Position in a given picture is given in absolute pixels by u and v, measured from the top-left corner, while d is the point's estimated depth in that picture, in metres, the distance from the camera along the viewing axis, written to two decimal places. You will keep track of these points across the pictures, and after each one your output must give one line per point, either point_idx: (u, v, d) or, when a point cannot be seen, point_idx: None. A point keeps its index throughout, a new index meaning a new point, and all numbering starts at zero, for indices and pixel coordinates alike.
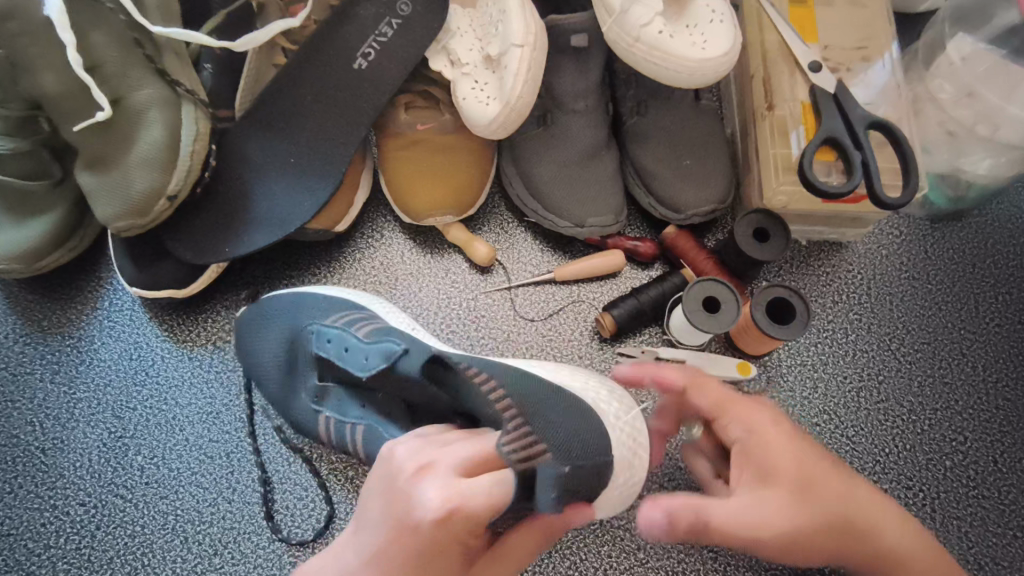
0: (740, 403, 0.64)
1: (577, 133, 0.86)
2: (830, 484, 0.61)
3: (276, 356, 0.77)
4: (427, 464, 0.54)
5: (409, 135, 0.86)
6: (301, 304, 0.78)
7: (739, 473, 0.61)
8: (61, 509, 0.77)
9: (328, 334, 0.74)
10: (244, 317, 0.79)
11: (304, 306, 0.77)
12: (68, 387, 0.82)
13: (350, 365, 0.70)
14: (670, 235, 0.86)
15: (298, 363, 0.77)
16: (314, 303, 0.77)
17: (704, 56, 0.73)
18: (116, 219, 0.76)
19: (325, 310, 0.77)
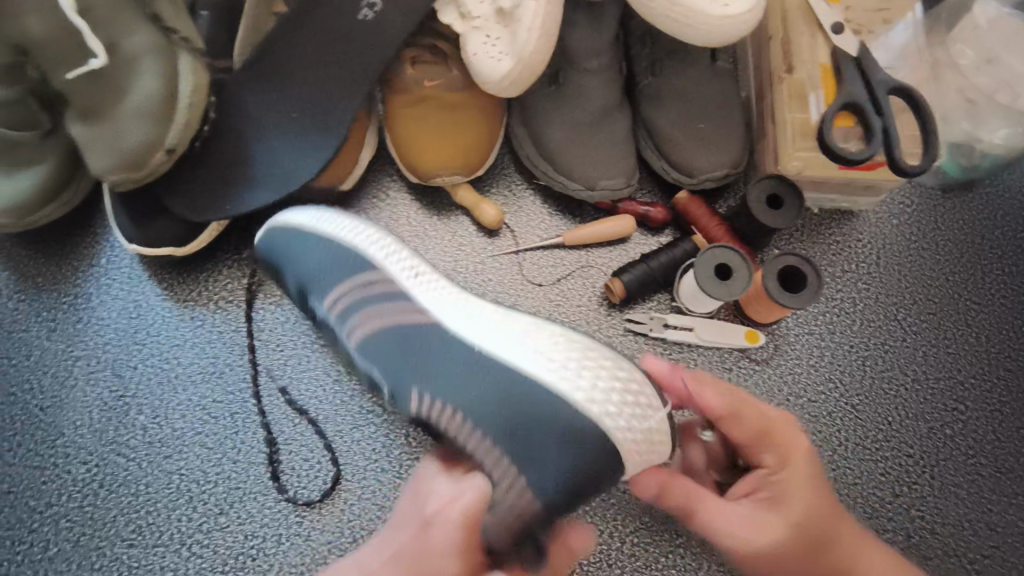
0: (778, 430, 0.63)
1: (589, 93, 0.84)
2: (828, 525, 0.61)
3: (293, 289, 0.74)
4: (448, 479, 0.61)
5: (417, 92, 0.83)
6: (297, 262, 0.72)
7: (754, 486, 0.63)
8: (62, 468, 0.75)
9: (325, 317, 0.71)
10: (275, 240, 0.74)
11: (306, 263, 0.71)
12: (66, 345, 0.80)
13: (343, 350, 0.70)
14: (683, 201, 0.84)
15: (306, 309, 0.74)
16: (313, 267, 0.71)
17: (725, 14, 0.70)
18: (111, 172, 0.73)
19: (329, 285, 0.70)
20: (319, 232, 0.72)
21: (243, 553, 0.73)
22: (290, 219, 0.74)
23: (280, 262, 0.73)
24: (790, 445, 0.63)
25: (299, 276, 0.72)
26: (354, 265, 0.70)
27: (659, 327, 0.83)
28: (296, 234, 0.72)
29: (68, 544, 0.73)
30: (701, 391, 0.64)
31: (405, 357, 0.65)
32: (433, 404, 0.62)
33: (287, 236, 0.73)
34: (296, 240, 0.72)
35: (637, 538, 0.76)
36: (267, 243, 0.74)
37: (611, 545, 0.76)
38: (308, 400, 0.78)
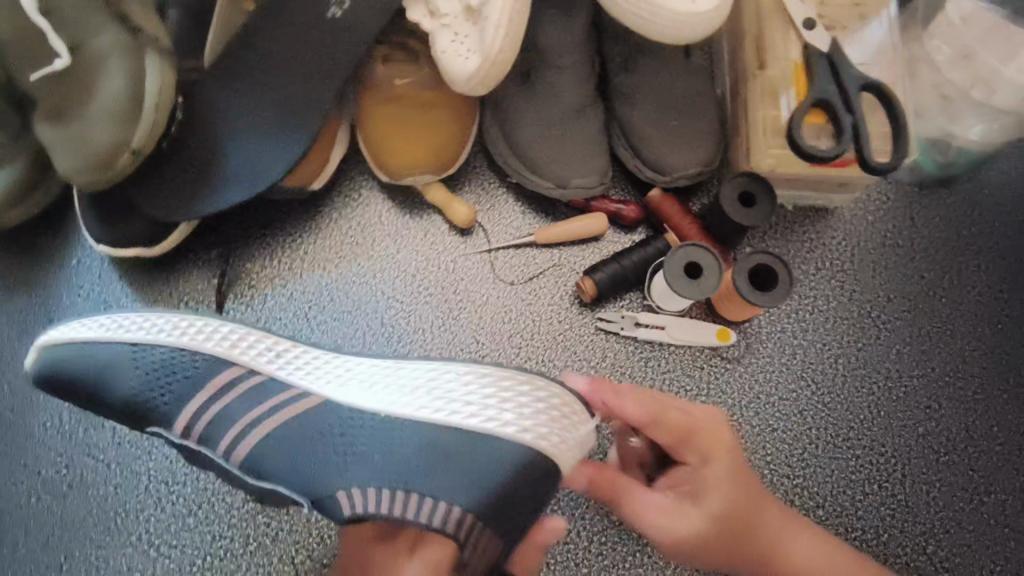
0: (702, 432, 0.64)
1: (561, 91, 0.83)
2: (745, 514, 0.65)
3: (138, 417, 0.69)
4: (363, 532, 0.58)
5: (388, 90, 0.83)
6: (115, 391, 0.68)
7: (676, 479, 0.65)
8: (33, 469, 0.76)
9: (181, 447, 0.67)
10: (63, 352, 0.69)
11: (120, 384, 0.67)
12: (37, 346, 0.80)
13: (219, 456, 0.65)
14: (655, 199, 0.84)
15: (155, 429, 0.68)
16: (155, 380, 0.67)
17: (693, 10, 0.69)
18: (79, 174, 0.72)
19: (171, 401, 0.67)
20: (94, 343, 0.68)
21: (211, 553, 0.74)
22: (40, 340, 0.70)
23: (93, 390, 0.69)
24: (712, 444, 0.64)
25: (132, 402, 0.68)
26: (193, 372, 0.67)
27: (631, 326, 0.83)
28: (122, 347, 0.68)
29: (38, 545, 0.74)
30: (622, 402, 0.64)
31: (307, 447, 0.63)
32: (364, 494, 0.58)
33: (63, 363, 0.68)
34: (119, 358, 0.68)
35: (605, 537, 0.76)
36: (47, 371, 0.69)
37: (578, 545, 0.76)
38: None
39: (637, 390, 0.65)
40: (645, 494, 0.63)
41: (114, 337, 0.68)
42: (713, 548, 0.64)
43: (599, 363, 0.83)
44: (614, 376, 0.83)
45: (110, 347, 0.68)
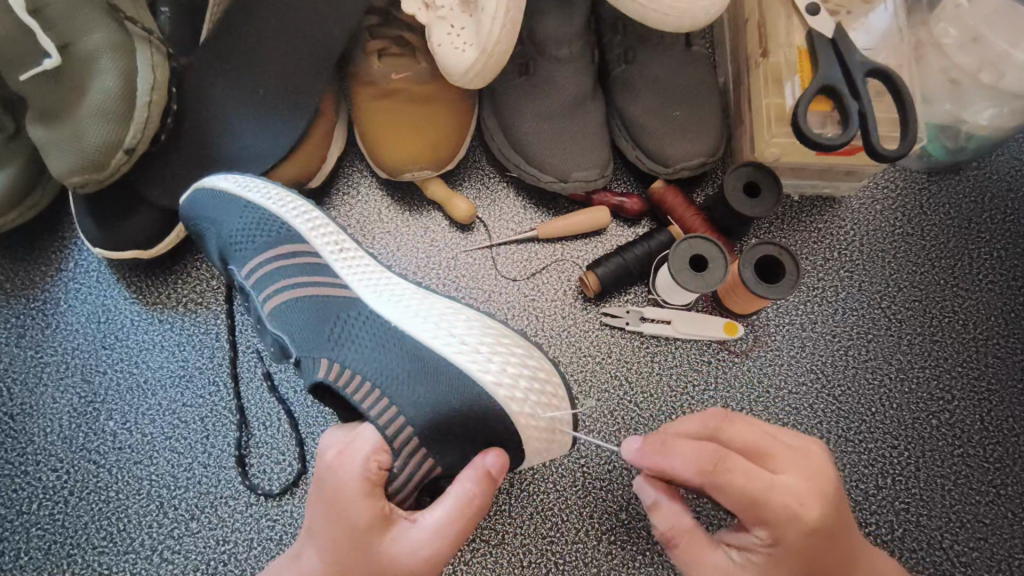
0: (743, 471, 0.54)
1: (560, 83, 0.82)
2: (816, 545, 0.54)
3: (231, 228, 0.71)
4: (340, 451, 0.58)
5: (383, 85, 0.81)
6: (217, 225, 0.72)
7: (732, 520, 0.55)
8: (33, 476, 0.75)
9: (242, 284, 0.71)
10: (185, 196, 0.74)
11: (221, 229, 0.72)
12: (35, 351, 0.79)
13: (276, 278, 0.69)
14: (657, 190, 0.82)
15: (232, 232, 0.71)
16: (254, 234, 0.71)
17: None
18: (69, 174, 0.71)
19: (246, 251, 0.71)
20: (259, 207, 0.72)
21: (214, 557, 0.73)
22: (208, 181, 0.73)
23: (206, 224, 0.73)
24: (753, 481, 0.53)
25: (229, 237, 0.71)
26: (275, 233, 0.71)
27: (636, 321, 0.82)
28: (235, 216, 0.71)
29: (39, 552, 0.73)
30: (673, 452, 0.57)
31: (321, 327, 0.66)
32: (340, 371, 0.62)
33: (222, 199, 0.72)
34: (214, 182, 0.73)
35: (614, 535, 0.75)
36: (183, 206, 0.74)
37: (586, 543, 0.75)
38: (282, 395, 0.78)
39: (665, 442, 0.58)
40: (708, 552, 0.58)
41: (274, 215, 0.71)
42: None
43: (604, 359, 0.82)
44: (620, 372, 0.82)
45: (264, 214, 0.71)
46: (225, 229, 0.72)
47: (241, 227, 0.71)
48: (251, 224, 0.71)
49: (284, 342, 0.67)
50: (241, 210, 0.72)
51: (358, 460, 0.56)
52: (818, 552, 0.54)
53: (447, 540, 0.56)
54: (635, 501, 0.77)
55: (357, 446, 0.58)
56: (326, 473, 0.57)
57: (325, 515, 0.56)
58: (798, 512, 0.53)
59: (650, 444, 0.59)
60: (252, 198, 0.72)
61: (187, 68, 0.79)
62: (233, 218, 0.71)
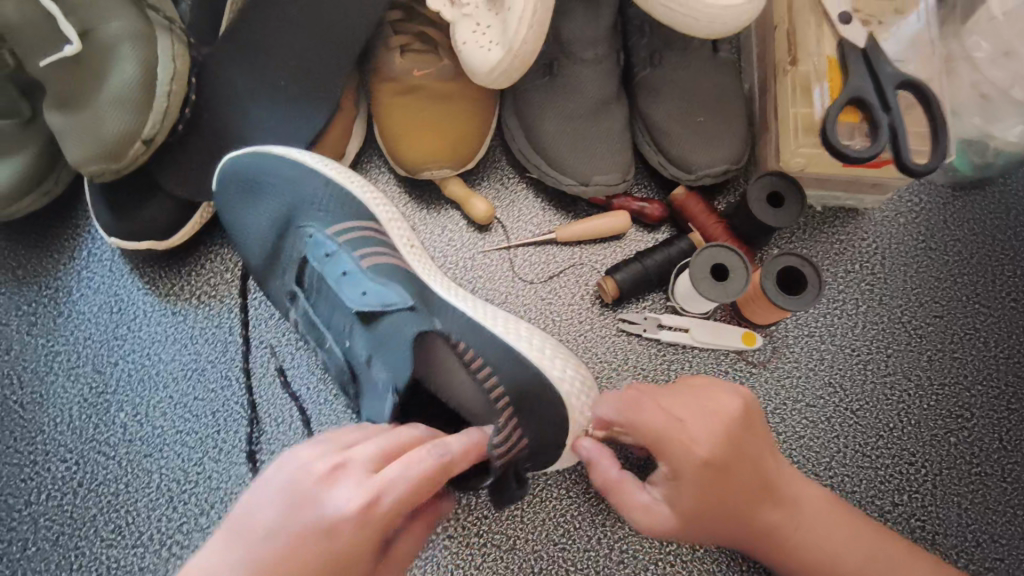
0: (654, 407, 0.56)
1: (584, 84, 0.81)
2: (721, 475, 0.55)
3: (312, 195, 0.72)
4: (339, 466, 0.49)
5: (405, 82, 0.80)
6: (294, 188, 0.72)
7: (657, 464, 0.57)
8: (42, 466, 0.74)
9: (324, 243, 0.69)
10: (257, 155, 0.73)
11: (297, 192, 0.72)
12: (46, 339, 0.78)
13: (368, 243, 0.69)
14: (678, 197, 0.82)
15: (314, 199, 0.71)
16: (338, 202, 0.71)
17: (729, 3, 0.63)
18: (89, 162, 0.70)
19: (325, 214, 0.71)
20: (340, 181, 0.72)
21: None
22: (287, 153, 0.73)
23: (280, 186, 0.72)
24: (654, 416, 0.55)
25: (309, 199, 0.72)
26: (357, 207, 0.71)
27: (653, 328, 0.81)
28: (313, 190, 0.72)
29: (47, 543, 0.72)
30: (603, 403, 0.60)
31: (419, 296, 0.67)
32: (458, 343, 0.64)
33: (299, 173, 0.72)
34: (296, 152, 0.73)
35: (625, 545, 0.74)
36: (247, 160, 0.73)
37: (599, 551, 0.74)
38: (295, 390, 0.77)
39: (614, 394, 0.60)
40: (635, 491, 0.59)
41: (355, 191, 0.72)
42: (698, 517, 0.56)
43: (620, 365, 0.82)
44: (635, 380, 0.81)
45: (345, 188, 0.72)
46: (304, 193, 0.72)
47: (320, 198, 0.71)
48: (333, 195, 0.71)
49: (388, 293, 0.64)
50: (322, 180, 0.72)
51: (364, 493, 0.47)
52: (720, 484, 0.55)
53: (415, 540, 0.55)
54: None
55: (356, 473, 0.48)
56: (314, 493, 0.47)
57: (297, 540, 0.45)
58: (695, 450, 0.54)
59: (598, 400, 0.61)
60: (332, 173, 0.72)
61: (208, 59, 0.78)
62: (313, 187, 0.72)
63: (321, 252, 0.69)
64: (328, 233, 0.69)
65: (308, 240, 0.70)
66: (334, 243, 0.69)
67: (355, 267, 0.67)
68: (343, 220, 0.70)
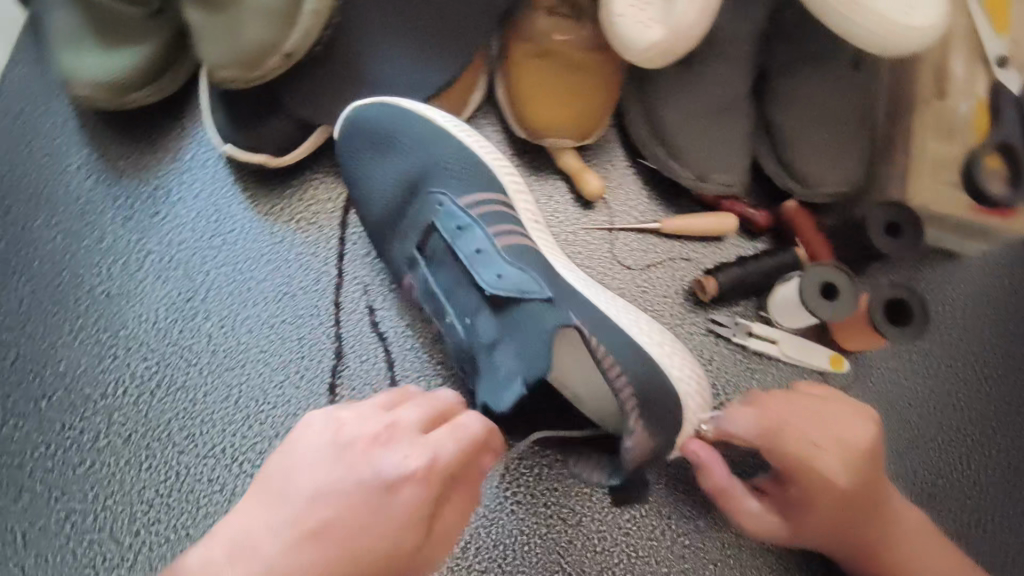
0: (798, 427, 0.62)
1: (722, 79, 0.80)
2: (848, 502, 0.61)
3: (445, 160, 0.73)
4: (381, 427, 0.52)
5: (542, 45, 0.79)
6: (427, 150, 0.73)
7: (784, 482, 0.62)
8: (122, 360, 0.73)
9: (457, 215, 0.70)
10: (390, 113, 0.74)
11: (429, 153, 0.73)
12: (140, 236, 0.76)
13: (499, 223, 0.70)
14: (790, 210, 0.82)
15: (446, 163, 0.73)
16: (469, 173, 0.72)
17: (908, 24, 0.63)
18: (223, 67, 0.67)
19: (457, 181, 0.72)
20: (473, 150, 0.73)
21: None
22: (426, 113, 0.74)
23: (412, 146, 0.74)
24: (799, 441, 0.61)
25: (440, 163, 0.73)
26: (489, 179, 0.72)
27: (743, 334, 0.81)
28: (448, 156, 0.73)
29: (118, 438, 0.71)
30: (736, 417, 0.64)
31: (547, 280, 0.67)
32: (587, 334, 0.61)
33: (433, 136, 0.73)
34: (428, 114, 0.74)
35: (688, 541, 0.75)
36: (380, 116, 0.73)
37: (661, 542, 0.74)
38: (383, 331, 0.76)
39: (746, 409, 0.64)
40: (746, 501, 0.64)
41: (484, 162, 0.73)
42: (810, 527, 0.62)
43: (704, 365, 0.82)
44: (717, 382, 0.82)
45: (474, 157, 0.73)
46: (436, 158, 0.73)
47: (452, 163, 0.72)
48: (464, 163, 0.73)
49: (525, 281, 0.64)
50: (453, 147, 0.73)
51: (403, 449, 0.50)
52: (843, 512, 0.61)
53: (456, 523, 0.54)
54: (715, 512, 0.75)
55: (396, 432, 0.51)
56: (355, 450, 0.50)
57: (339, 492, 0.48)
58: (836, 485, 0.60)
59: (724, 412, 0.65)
60: (465, 139, 0.73)
61: None
62: (446, 152, 0.73)
63: (453, 225, 0.69)
64: (460, 207, 0.70)
65: (439, 209, 0.71)
66: (467, 216, 0.70)
67: (490, 247, 0.67)
68: (473, 193, 0.72)
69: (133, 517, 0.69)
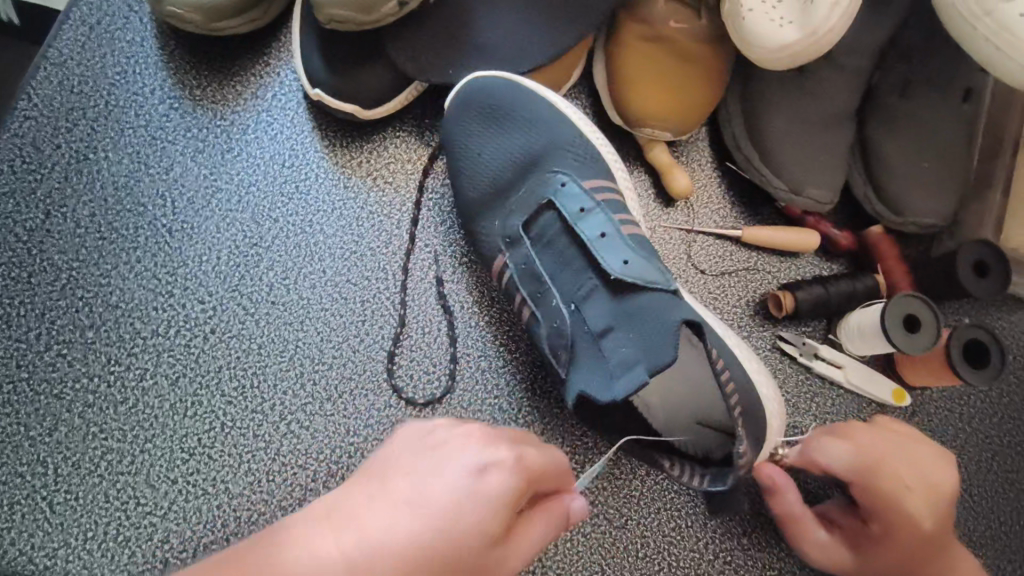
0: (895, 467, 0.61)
1: (829, 91, 0.77)
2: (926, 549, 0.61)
3: (562, 143, 0.70)
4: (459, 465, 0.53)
5: (657, 29, 0.76)
6: (543, 131, 0.71)
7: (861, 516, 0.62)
8: (176, 301, 0.69)
9: (581, 197, 0.67)
10: (505, 88, 0.71)
11: (546, 133, 0.71)
12: (208, 171, 0.72)
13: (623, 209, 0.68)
14: (873, 235, 0.80)
15: (563, 146, 0.70)
16: (590, 159, 0.70)
17: None
18: (336, 5, 0.64)
19: (576, 165, 0.70)
20: (590, 137, 0.71)
21: (340, 446, 0.68)
22: (541, 91, 0.72)
23: (525, 125, 0.71)
24: (889, 480, 0.60)
25: (559, 146, 0.70)
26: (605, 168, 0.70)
27: (809, 355, 0.79)
28: (563, 138, 0.70)
29: (165, 381, 0.67)
30: (825, 449, 0.62)
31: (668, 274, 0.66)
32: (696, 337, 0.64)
33: (549, 117, 0.71)
34: (542, 96, 0.72)
35: (730, 557, 0.73)
36: (493, 88, 0.71)
37: (703, 555, 0.73)
38: (448, 304, 0.73)
39: (836, 440, 0.63)
40: (815, 530, 0.64)
41: (601, 151, 0.71)
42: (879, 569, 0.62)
43: None
44: None
45: (591, 145, 0.71)
46: (554, 141, 0.70)
47: (570, 147, 0.70)
48: (583, 148, 0.70)
49: (654, 271, 0.64)
50: (570, 131, 0.71)
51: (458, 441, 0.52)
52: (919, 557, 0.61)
53: (545, 540, 0.50)
54: (761, 530, 0.74)
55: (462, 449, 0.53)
56: None
57: None
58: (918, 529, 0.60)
59: (811, 443, 0.63)
60: (581, 125, 0.71)
61: None
62: (562, 135, 0.70)
63: (576, 207, 0.67)
64: (586, 189, 0.68)
65: (559, 189, 0.68)
66: (590, 199, 0.67)
67: (616, 232, 0.65)
68: (591, 177, 0.69)
69: (172, 464, 0.66)
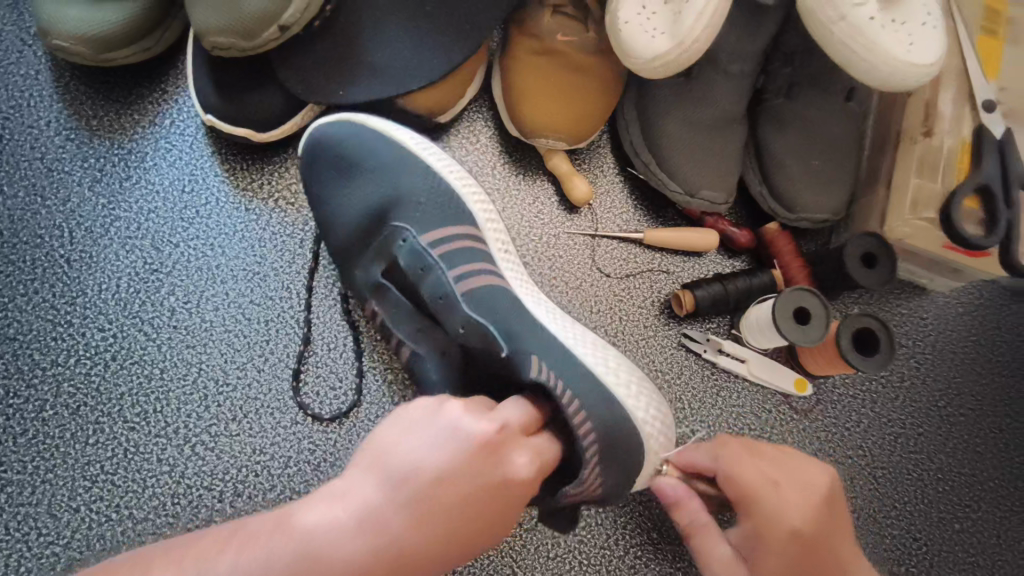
0: (756, 461, 0.62)
1: (717, 96, 0.80)
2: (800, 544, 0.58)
3: (406, 192, 0.70)
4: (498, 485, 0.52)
5: (546, 42, 0.78)
6: (390, 178, 0.71)
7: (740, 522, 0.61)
8: (77, 329, 0.70)
9: (420, 251, 0.68)
10: (350, 139, 0.71)
11: (392, 180, 0.70)
12: (107, 200, 0.73)
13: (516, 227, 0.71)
14: (770, 231, 0.82)
15: (407, 195, 0.70)
16: (439, 204, 0.70)
17: (909, 59, 0.64)
18: (217, 33, 0.64)
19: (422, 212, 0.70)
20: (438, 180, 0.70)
21: (246, 465, 0.69)
22: (387, 134, 0.71)
23: (375, 172, 0.71)
24: (749, 478, 0.60)
25: (405, 193, 0.70)
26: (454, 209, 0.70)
27: (714, 351, 0.81)
28: (409, 183, 0.70)
29: (66, 411, 0.68)
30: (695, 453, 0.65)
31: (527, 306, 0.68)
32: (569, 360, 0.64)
33: (396, 163, 0.71)
34: (393, 137, 0.71)
35: (641, 552, 0.75)
36: (341, 140, 0.71)
37: (614, 551, 0.74)
38: (354, 320, 0.74)
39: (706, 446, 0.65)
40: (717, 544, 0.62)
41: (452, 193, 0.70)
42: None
43: (673, 378, 0.82)
44: (684, 396, 0.81)
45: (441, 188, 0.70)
46: (399, 189, 0.70)
47: (416, 196, 0.70)
48: (427, 194, 0.70)
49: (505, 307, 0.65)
50: (416, 177, 0.70)
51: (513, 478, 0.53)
52: (792, 560, 0.57)
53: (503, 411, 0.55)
54: (669, 524, 0.76)
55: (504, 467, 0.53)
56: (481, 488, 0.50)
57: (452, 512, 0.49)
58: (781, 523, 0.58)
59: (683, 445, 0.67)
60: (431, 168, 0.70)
61: None
62: (406, 184, 0.70)
63: (416, 262, 0.68)
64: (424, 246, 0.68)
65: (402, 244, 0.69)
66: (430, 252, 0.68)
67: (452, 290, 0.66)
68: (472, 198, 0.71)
69: (73, 493, 0.66)
